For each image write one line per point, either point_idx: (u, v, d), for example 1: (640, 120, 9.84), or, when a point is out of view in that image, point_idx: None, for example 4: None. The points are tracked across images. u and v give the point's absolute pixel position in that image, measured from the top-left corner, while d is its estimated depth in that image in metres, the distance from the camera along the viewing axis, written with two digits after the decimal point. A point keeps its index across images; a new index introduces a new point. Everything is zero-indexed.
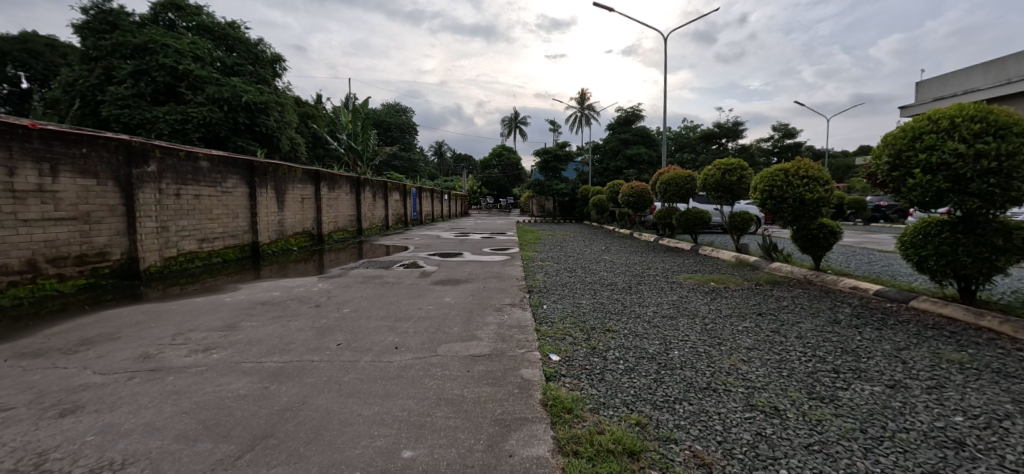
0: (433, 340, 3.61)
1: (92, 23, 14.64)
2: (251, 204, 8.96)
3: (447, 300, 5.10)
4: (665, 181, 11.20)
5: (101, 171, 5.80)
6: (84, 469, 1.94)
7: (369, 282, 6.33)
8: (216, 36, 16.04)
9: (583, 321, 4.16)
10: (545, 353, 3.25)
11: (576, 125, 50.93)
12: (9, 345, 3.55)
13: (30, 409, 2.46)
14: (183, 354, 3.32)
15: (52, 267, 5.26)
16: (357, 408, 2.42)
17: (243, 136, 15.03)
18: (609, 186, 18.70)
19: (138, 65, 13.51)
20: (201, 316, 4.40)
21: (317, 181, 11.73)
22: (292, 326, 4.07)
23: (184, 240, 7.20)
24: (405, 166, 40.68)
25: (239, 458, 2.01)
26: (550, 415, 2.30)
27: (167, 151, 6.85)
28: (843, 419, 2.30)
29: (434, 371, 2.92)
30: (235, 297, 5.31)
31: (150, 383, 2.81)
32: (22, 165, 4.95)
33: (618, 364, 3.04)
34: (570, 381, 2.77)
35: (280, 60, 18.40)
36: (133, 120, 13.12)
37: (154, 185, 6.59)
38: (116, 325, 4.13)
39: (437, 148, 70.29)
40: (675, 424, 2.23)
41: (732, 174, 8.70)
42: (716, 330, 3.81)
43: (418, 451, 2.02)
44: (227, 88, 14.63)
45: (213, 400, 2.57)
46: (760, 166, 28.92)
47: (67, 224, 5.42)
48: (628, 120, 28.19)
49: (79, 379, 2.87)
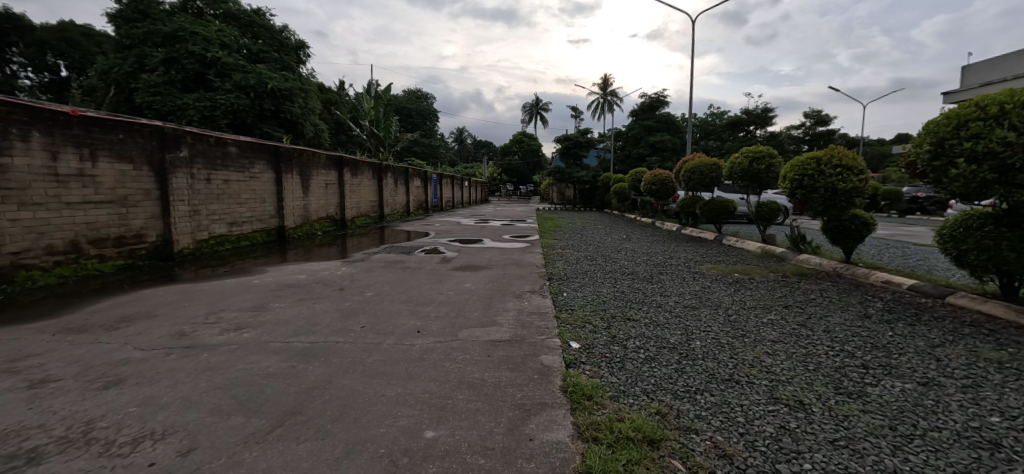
0: (454, 324, 3.66)
1: (126, 12, 15.19)
2: (277, 188, 9.18)
3: (467, 286, 5.15)
4: (690, 168, 10.95)
5: (136, 156, 6.03)
6: (129, 437, 2.06)
7: (391, 266, 6.44)
8: (242, 23, 16.42)
9: (604, 308, 4.17)
10: (565, 340, 3.27)
11: (598, 112, 50.28)
12: (55, 320, 3.76)
13: (78, 381, 2.61)
14: (216, 333, 3.46)
15: (93, 248, 5.52)
16: (380, 389, 2.49)
17: (268, 122, 15.29)
18: (632, 174, 18.48)
19: (168, 52, 13.88)
20: (231, 297, 4.57)
21: (340, 167, 11.89)
22: (317, 307, 4.19)
23: (214, 224, 7.45)
24: (427, 152, 41.06)
25: (271, 432, 2.09)
26: (571, 401, 2.32)
27: (198, 137, 7.05)
28: (872, 415, 2.25)
29: (455, 355, 2.97)
30: (263, 279, 5.48)
31: (187, 359, 2.94)
32: (64, 150, 5.16)
33: (638, 353, 3.03)
34: (590, 368, 2.78)
35: (304, 47, 18.67)
36: (165, 107, 13.51)
37: (186, 171, 6.82)
38: (153, 303, 4.33)
39: (456, 134, 70.13)
40: (697, 414, 2.22)
41: (761, 161, 8.44)
42: (740, 322, 3.75)
43: (439, 432, 2.07)
44: (254, 75, 14.91)
45: (245, 377, 2.67)
46: (790, 153, 28.01)
47: (106, 207, 5.66)
48: (652, 107, 27.82)
49: (121, 354, 3.02)
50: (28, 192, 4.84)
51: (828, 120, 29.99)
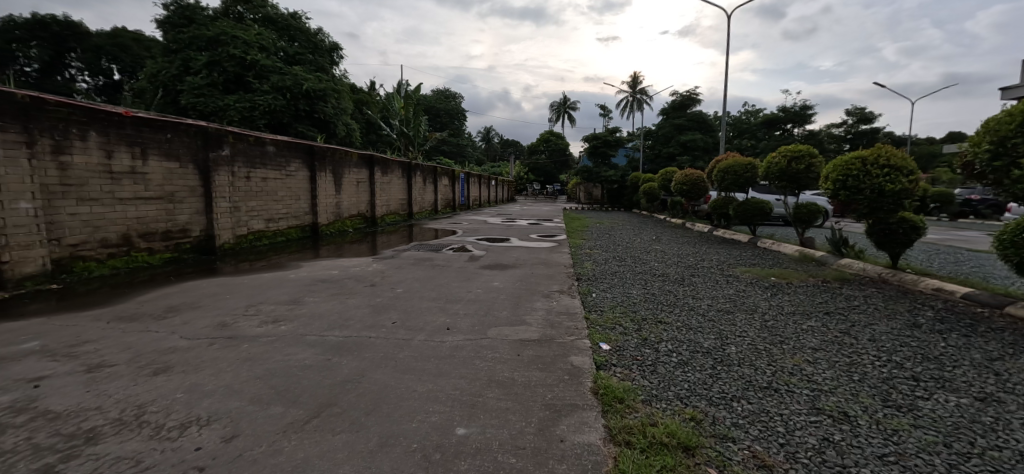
0: (483, 322, 3.68)
1: (173, 18, 16.01)
2: (312, 186, 9.46)
3: (495, 285, 5.17)
4: (723, 168, 10.64)
5: (182, 155, 6.33)
6: (177, 422, 2.16)
7: (420, 264, 6.54)
8: (280, 26, 16.98)
9: (634, 310, 4.10)
10: (595, 342, 3.23)
11: (627, 110, 49.52)
12: (109, 309, 3.99)
13: (130, 367, 2.76)
14: (256, 324, 3.59)
15: (143, 241, 5.83)
16: (412, 384, 2.53)
17: (302, 122, 15.74)
18: (662, 174, 18.13)
19: (211, 56, 14.50)
20: (268, 291, 4.73)
21: (371, 165, 12.13)
22: (350, 303, 4.30)
23: (253, 220, 7.75)
24: (454, 151, 41.47)
25: (308, 422, 2.16)
26: (602, 404, 2.29)
27: (239, 136, 7.34)
28: (924, 430, 2.13)
29: (484, 353, 2.99)
30: (298, 273, 5.66)
31: (229, 349, 3.07)
32: (118, 149, 5.47)
33: (671, 356, 2.97)
34: (621, 370, 2.74)
35: (338, 48, 19.16)
36: (208, 108, 14.11)
37: (227, 168, 7.11)
38: (196, 295, 4.53)
39: (483, 133, 70.59)
40: (734, 422, 2.16)
41: (801, 161, 8.12)
42: (777, 328, 3.62)
43: (471, 429, 2.08)
44: (290, 76, 15.41)
45: (283, 368, 2.77)
46: (830, 153, 26.82)
47: (155, 203, 5.97)
48: (684, 105, 27.42)
49: (169, 342, 3.19)
50: (87, 188, 5.15)
51: (872, 118, 28.57)
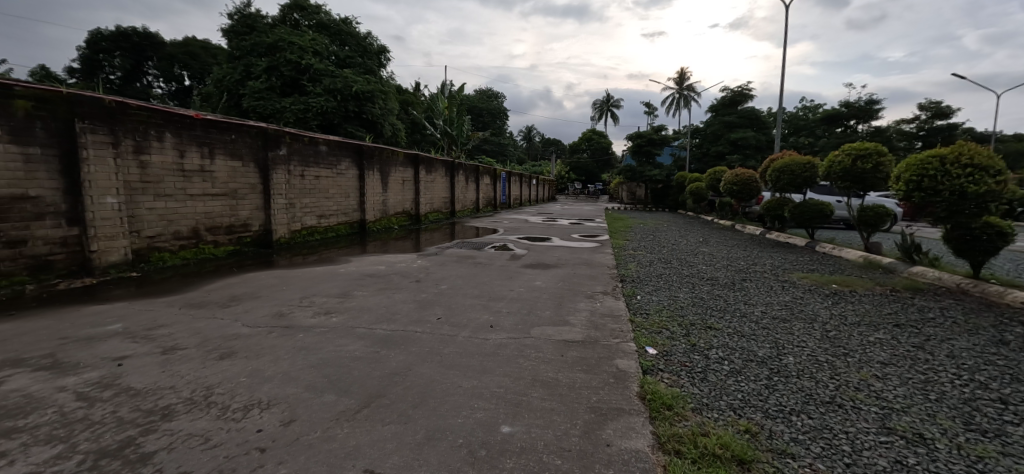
0: (526, 321, 3.68)
1: (236, 27, 17.08)
2: (360, 185, 9.80)
3: (537, 284, 5.15)
4: (779, 167, 10.07)
5: (245, 154, 6.74)
6: (241, 404, 2.30)
7: (462, 261, 6.63)
8: (332, 31, 17.71)
9: (681, 315, 3.96)
10: (641, 345, 3.15)
11: (674, 108, 47.98)
12: (180, 296, 4.31)
13: (199, 350, 2.97)
14: (310, 315, 3.77)
15: (210, 234, 6.26)
16: (457, 380, 2.56)
17: (352, 123, 16.34)
18: (710, 174, 17.42)
19: (270, 61, 15.34)
20: (320, 283, 4.95)
21: (417, 164, 12.41)
22: (396, 297, 4.42)
23: (306, 216, 8.14)
24: (496, 150, 41.77)
25: (359, 411, 2.24)
26: (650, 410, 2.23)
27: (295, 137, 7.73)
28: (1014, 459, 1.93)
29: (528, 352, 2.99)
30: (348, 268, 5.88)
31: (286, 337, 3.24)
32: (189, 149, 5.89)
33: (722, 364, 2.85)
34: (669, 376, 2.66)
35: (386, 51, 19.75)
36: (266, 111, 14.94)
37: (284, 167, 7.51)
38: (256, 285, 4.82)
39: (525, 132, 70.66)
40: (793, 437, 2.04)
41: (867, 160, 7.56)
42: (840, 339, 3.38)
43: (516, 428, 2.09)
44: (341, 79, 16.02)
45: (335, 358, 2.89)
46: (900, 151, 24.79)
47: (221, 199, 6.39)
48: (735, 101, 26.11)
49: (232, 329, 3.40)
50: (162, 185, 5.58)
51: (948, 112, 26.17)
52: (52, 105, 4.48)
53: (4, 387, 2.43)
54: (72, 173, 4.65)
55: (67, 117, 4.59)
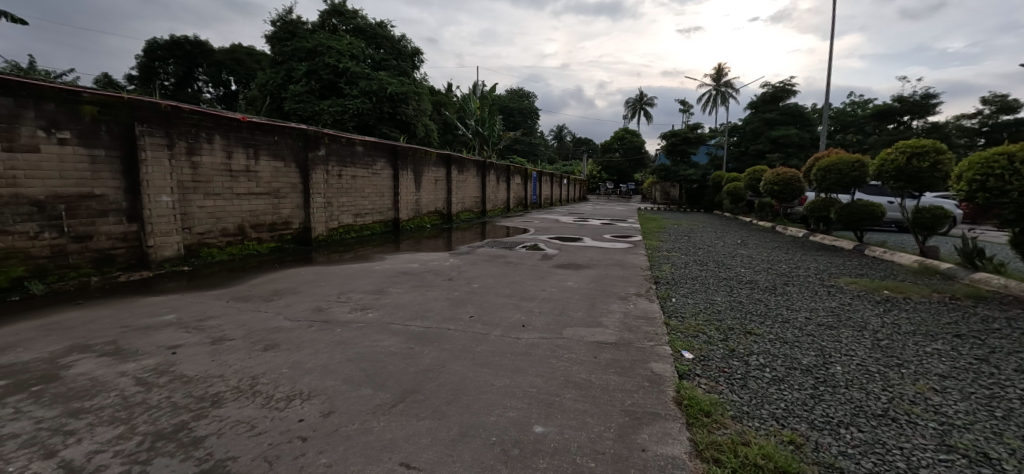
0: (558, 321, 3.67)
1: (279, 33, 17.81)
2: (394, 184, 10.01)
3: (569, 284, 5.12)
4: (824, 166, 9.59)
5: (286, 155, 7.01)
6: (283, 394, 2.39)
7: (494, 260, 6.67)
8: (368, 35, 18.18)
9: (719, 319, 3.84)
10: (676, 349, 3.08)
11: (711, 105, 46.57)
12: (227, 290, 4.54)
13: (245, 341, 3.12)
14: (347, 311, 3.89)
15: (254, 231, 6.55)
16: (489, 379, 2.58)
17: (387, 124, 16.71)
18: (749, 173, 16.79)
19: (310, 65, 15.90)
20: (356, 280, 5.09)
21: (449, 164, 12.56)
22: (429, 295, 4.49)
23: (343, 214, 8.39)
24: (527, 149, 41.84)
25: (394, 406, 2.28)
26: (687, 416, 2.18)
27: (333, 138, 7.99)
28: None
29: (560, 353, 2.97)
30: (383, 265, 6.02)
31: (325, 331, 3.35)
32: (236, 150, 6.18)
33: (764, 371, 2.74)
34: (707, 382, 2.58)
35: (419, 53, 20.10)
36: (306, 113, 15.48)
37: (323, 167, 7.76)
38: (296, 281, 5.01)
39: (556, 132, 70.43)
40: (841, 451, 1.95)
41: (924, 158, 7.09)
42: (893, 349, 3.19)
43: (548, 428, 2.08)
44: (376, 81, 16.40)
45: (371, 353, 2.96)
46: (959, 149, 23.15)
47: (264, 198, 6.67)
48: (777, 97, 25.05)
49: (275, 322, 3.55)
50: (212, 184, 5.87)
51: (1016, 106, 24.21)
52: (115, 111, 4.79)
53: (73, 370, 2.62)
54: (132, 173, 4.96)
55: (128, 121, 4.89)
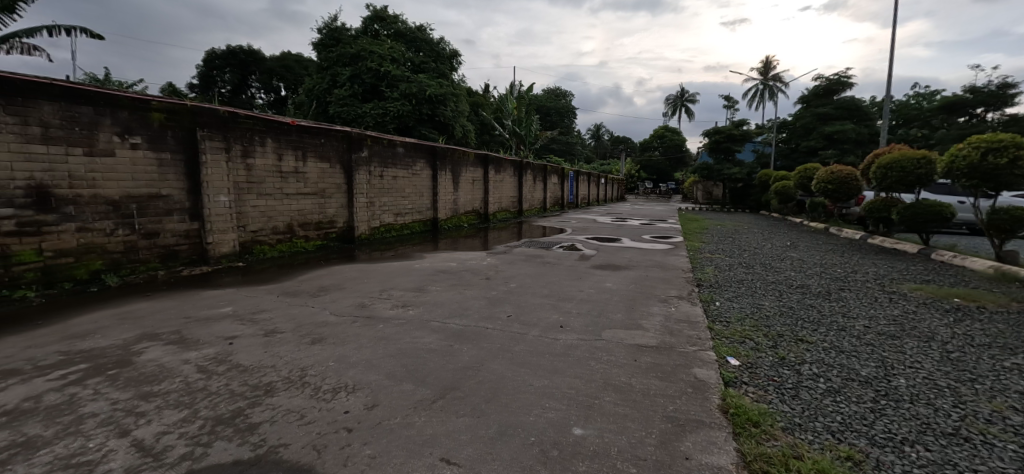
0: (597, 323, 3.62)
1: (325, 40, 18.53)
2: (433, 184, 10.20)
3: (608, 285, 5.05)
4: (885, 163, 8.98)
5: (332, 156, 7.29)
6: (330, 386, 2.49)
7: (531, 260, 6.66)
8: (408, 39, 18.60)
9: (767, 325, 3.67)
10: (721, 355, 2.97)
11: (758, 100, 44.61)
12: (278, 285, 4.77)
13: (295, 334, 3.27)
14: (389, 307, 4.00)
15: (302, 230, 6.85)
16: (528, 378, 2.58)
17: (426, 125, 17.04)
18: (800, 171, 15.96)
19: (353, 70, 16.45)
20: (397, 278, 5.23)
21: (486, 164, 12.67)
22: (468, 294, 4.54)
23: (384, 214, 8.63)
24: (564, 149, 41.63)
25: (435, 402, 2.33)
26: (734, 425, 2.10)
27: (376, 140, 8.23)
28: None
29: (599, 355, 2.93)
30: (422, 264, 6.14)
31: (368, 327, 3.46)
32: (286, 152, 6.48)
33: (818, 382, 2.60)
34: (755, 390, 2.48)
35: (457, 55, 20.36)
36: (350, 116, 16.04)
37: (366, 168, 8.01)
38: (341, 277, 5.20)
39: (594, 131, 69.59)
40: (905, 470, 1.82)
41: (1001, 155, 6.50)
42: (965, 362, 2.95)
43: (588, 431, 2.06)
44: (416, 83, 16.76)
45: (412, 349, 3.03)
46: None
47: (312, 198, 6.97)
48: (831, 91, 23.65)
49: (322, 317, 3.70)
50: (264, 185, 6.19)
51: None
52: (179, 117, 5.13)
53: (143, 357, 2.83)
54: (194, 175, 5.30)
55: (190, 126, 5.23)
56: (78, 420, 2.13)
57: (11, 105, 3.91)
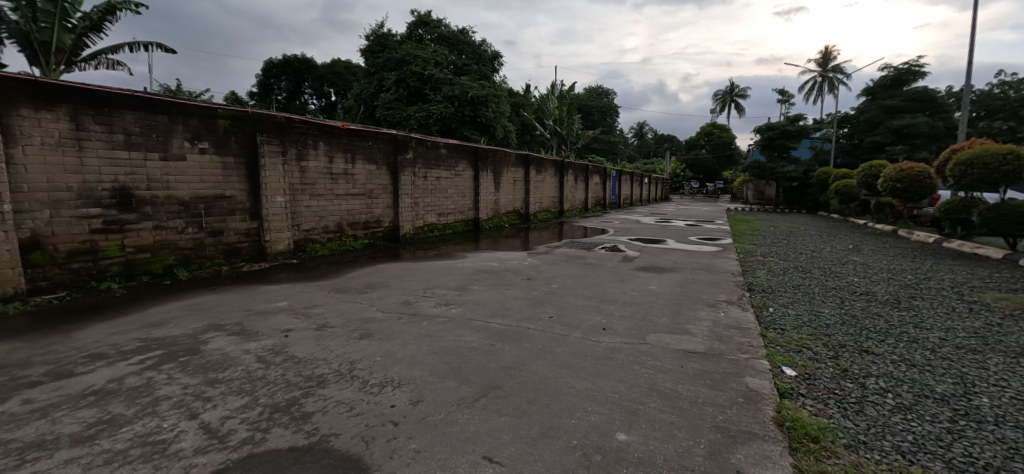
0: (641, 326, 3.54)
1: (372, 46, 19.19)
2: (475, 184, 10.32)
3: (652, 288, 4.92)
4: (964, 160, 8.21)
5: (378, 158, 7.53)
6: (378, 380, 2.58)
7: (573, 261, 6.61)
8: (451, 42, 18.92)
9: (828, 334, 3.45)
10: (776, 364, 2.82)
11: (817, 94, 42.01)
12: (329, 281, 4.99)
13: (344, 329, 3.40)
14: (433, 305, 4.08)
15: (351, 229, 7.13)
16: (570, 381, 2.56)
17: (468, 126, 17.28)
18: (864, 169, 14.88)
19: (398, 75, 16.92)
20: (440, 276, 5.33)
21: (527, 164, 12.68)
22: (509, 294, 4.56)
23: (428, 214, 8.82)
24: (606, 148, 41.06)
25: (478, 400, 2.36)
26: (790, 439, 1.99)
27: (420, 142, 8.43)
28: None
29: (644, 359, 2.87)
30: (464, 263, 6.22)
31: (413, 324, 3.55)
32: (336, 155, 6.77)
33: (885, 397, 2.42)
34: (813, 403, 2.34)
35: (499, 56, 20.48)
36: (395, 119, 16.55)
37: (410, 169, 8.22)
38: (387, 275, 5.36)
39: (638, 129, 68.08)
40: None
41: None
42: None
43: (632, 437, 2.02)
44: (458, 86, 17.02)
45: (455, 347, 3.08)
46: None
47: (360, 198, 7.23)
48: (901, 81, 21.88)
49: (369, 313, 3.83)
50: (317, 186, 6.49)
51: None
52: (241, 123, 5.47)
53: (209, 345, 3.04)
54: (254, 176, 5.64)
55: (251, 132, 5.57)
56: (154, 402, 2.32)
57: (99, 114, 4.31)
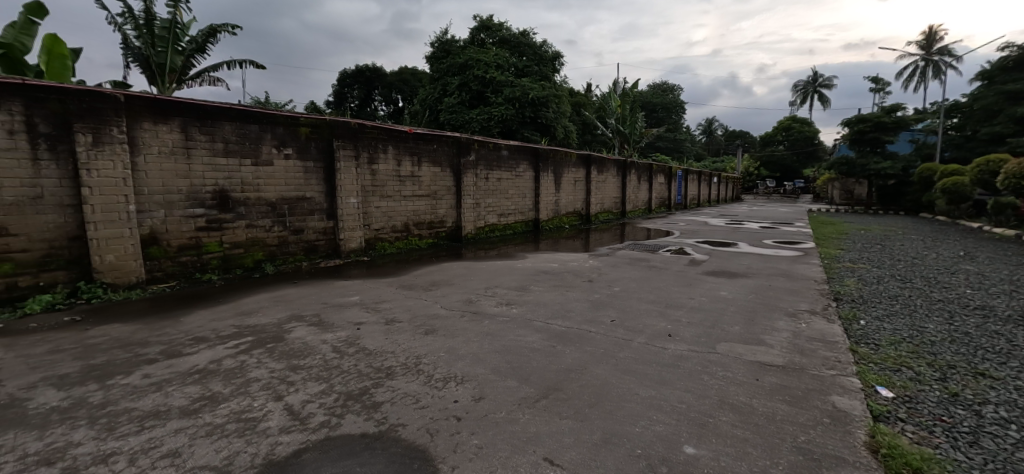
0: (710, 334, 3.37)
1: (436, 53, 19.84)
2: (535, 185, 10.35)
3: (722, 294, 4.67)
4: None
5: (442, 161, 7.78)
6: (442, 376, 2.66)
7: (635, 264, 6.43)
8: (512, 45, 19.09)
9: (933, 352, 3.08)
10: (870, 384, 2.57)
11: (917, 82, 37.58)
12: (397, 278, 5.23)
13: (411, 325, 3.55)
14: (494, 305, 4.15)
15: (417, 229, 7.43)
16: (634, 387, 2.50)
17: (528, 127, 17.36)
18: (977, 165, 13.10)
19: (461, 79, 17.35)
20: (501, 276, 5.41)
21: (588, 165, 12.50)
22: (570, 295, 4.52)
23: (489, 214, 8.97)
24: (671, 146, 39.50)
25: (539, 401, 2.37)
26: (888, 469, 1.80)
27: (482, 144, 8.59)
28: None
29: (713, 369, 2.73)
30: (525, 264, 6.26)
31: (475, 322, 3.63)
32: (404, 158, 7.08)
33: (1008, 429, 2.12)
34: (917, 431, 2.10)
35: (560, 56, 20.35)
36: (458, 123, 17.00)
37: (473, 171, 8.41)
38: (450, 274, 5.53)
39: (706, 126, 64.75)
40: None
41: None
42: None
43: (701, 451, 1.93)
44: (519, 87, 17.13)
45: (516, 346, 3.11)
46: None
47: (425, 199, 7.51)
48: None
49: (434, 310, 3.97)
50: (386, 188, 6.83)
51: None
52: (320, 130, 5.89)
53: (292, 334, 3.30)
54: (331, 179, 6.05)
55: (329, 137, 5.97)
56: (246, 383, 2.56)
57: (204, 125, 4.83)
